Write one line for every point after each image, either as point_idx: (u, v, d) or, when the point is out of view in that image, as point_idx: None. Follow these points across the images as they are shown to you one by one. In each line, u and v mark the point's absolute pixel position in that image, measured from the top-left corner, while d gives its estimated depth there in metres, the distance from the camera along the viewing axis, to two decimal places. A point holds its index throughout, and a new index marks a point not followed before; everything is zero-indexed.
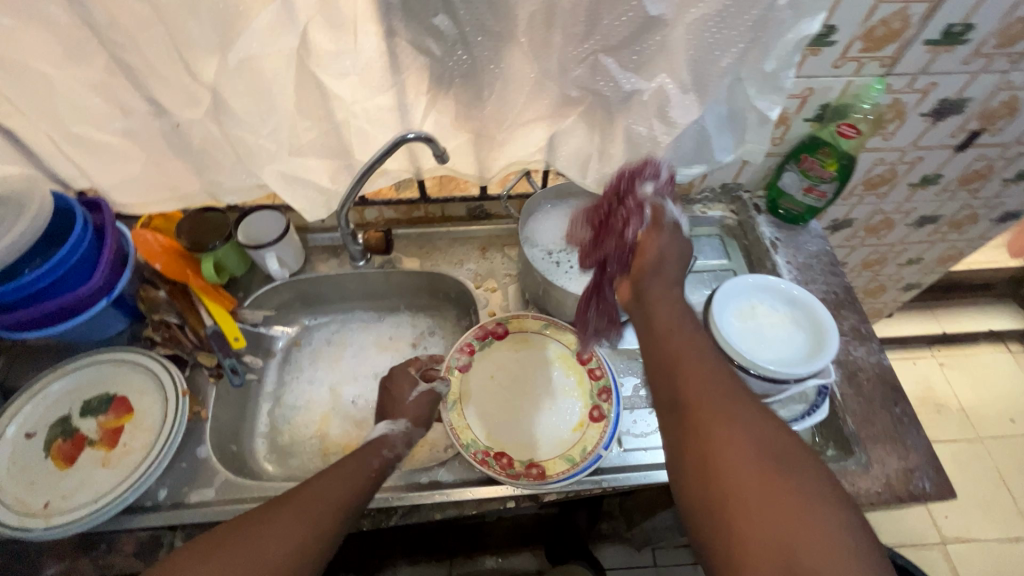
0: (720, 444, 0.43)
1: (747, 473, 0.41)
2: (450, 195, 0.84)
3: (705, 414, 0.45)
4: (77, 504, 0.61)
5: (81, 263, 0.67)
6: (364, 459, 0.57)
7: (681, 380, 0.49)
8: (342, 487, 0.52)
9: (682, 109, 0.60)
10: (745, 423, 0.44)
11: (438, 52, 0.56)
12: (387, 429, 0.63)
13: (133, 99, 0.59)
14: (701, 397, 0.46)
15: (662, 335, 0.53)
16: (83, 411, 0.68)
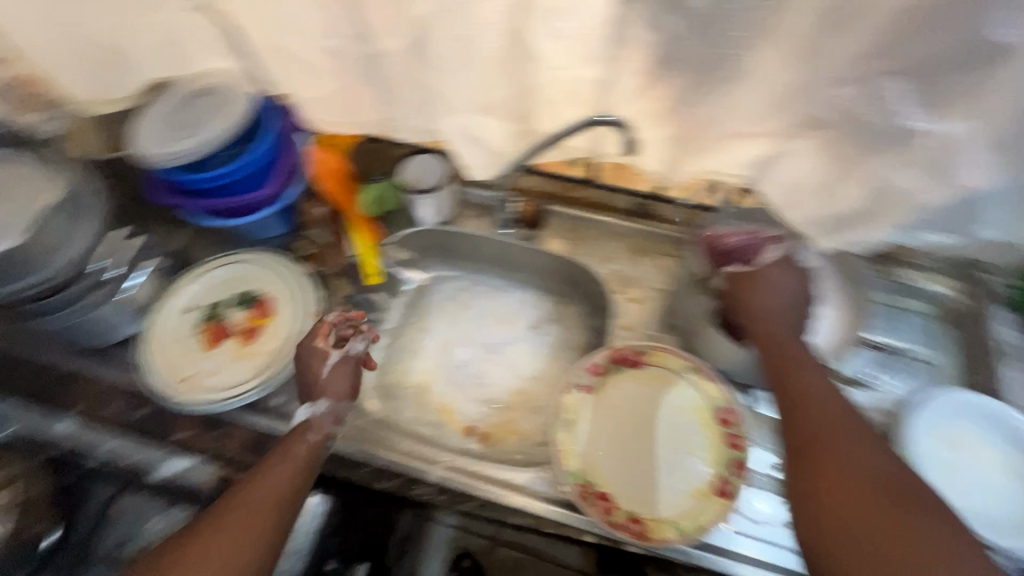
0: (834, 451, 0.47)
1: (857, 476, 0.46)
2: (617, 185, 0.76)
3: (822, 428, 0.49)
4: (211, 388, 0.67)
5: (261, 169, 0.70)
6: (299, 447, 0.57)
7: (805, 416, 0.51)
8: (279, 486, 0.53)
9: (969, 167, 0.48)
10: (859, 437, 0.48)
11: (677, 31, 0.46)
12: (308, 413, 0.60)
13: (343, 22, 0.58)
14: (818, 416, 0.50)
15: (785, 367, 0.55)
16: (233, 301, 0.74)
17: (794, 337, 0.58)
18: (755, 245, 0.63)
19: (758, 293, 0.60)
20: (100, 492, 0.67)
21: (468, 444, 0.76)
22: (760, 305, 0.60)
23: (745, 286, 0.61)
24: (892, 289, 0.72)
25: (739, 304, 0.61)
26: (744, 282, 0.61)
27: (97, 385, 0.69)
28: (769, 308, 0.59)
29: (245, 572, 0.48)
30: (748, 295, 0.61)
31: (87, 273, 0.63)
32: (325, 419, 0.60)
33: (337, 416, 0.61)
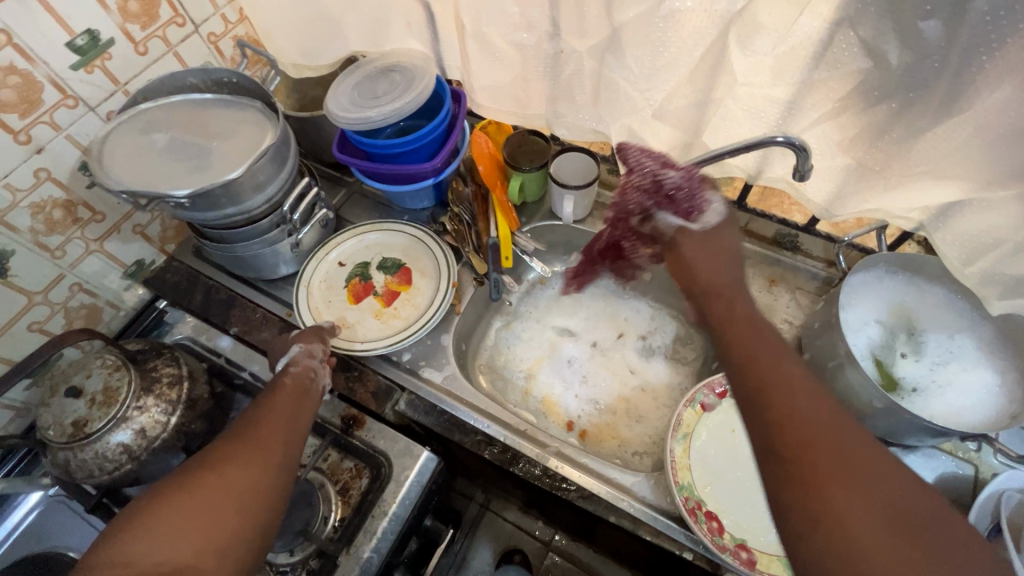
0: (796, 409, 0.40)
1: (817, 436, 0.38)
2: (767, 212, 0.76)
3: (776, 383, 0.41)
4: (353, 337, 0.74)
5: (429, 144, 0.76)
6: (297, 384, 0.58)
7: (757, 365, 0.43)
8: (291, 412, 0.54)
9: None
10: (816, 404, 0.40)
11: (893, 60, 0.46)
12: (290, 356, 0.63)
13: (542, 18, 0.61)
14: (773, 372, 0.42)
15: (732, 309, 0.48)
16: (378, 265, 0.81)
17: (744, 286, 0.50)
18: (695, 196, 0.54)
19: (705, 249, 0.52)
20: (245, 406, 0.74)
21: (567, 437, 0.78)
22: (708, 269, 0.51)
23: (687, 248, 0.53)
24: None
25: (678, 266, 0.53)
26: (684, 243, 0.53)
27: (256, 311, 0.78)
28: (719, 270, 0.51)
29: (268, 480, 0.47)
30: (702, 258, 0.52)
31: (281, 212, 0.71)
32: (304, 356, 0.63)
33: (317, 359, 0.63)
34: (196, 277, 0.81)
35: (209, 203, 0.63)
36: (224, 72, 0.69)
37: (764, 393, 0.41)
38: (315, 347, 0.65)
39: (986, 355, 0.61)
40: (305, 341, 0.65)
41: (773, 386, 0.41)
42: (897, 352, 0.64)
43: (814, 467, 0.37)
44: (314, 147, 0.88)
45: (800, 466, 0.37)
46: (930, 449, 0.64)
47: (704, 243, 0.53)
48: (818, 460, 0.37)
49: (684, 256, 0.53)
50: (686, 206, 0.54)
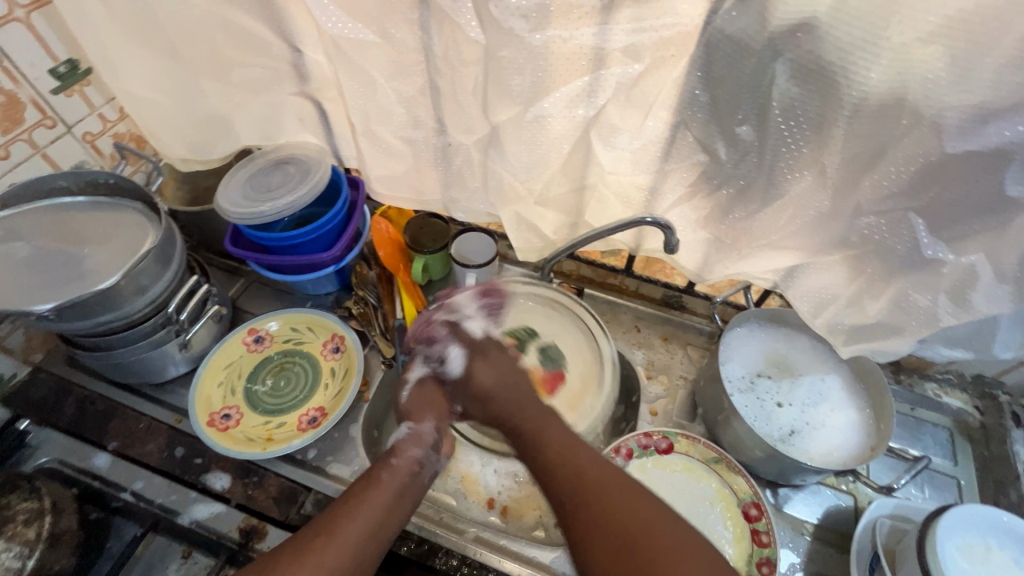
0: (561, 446, 0.54)
1: (593, 473, 0.51)
2: (651, 277, 0.82)
3: (524, 423, 0.58)
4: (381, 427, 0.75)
5: (328, 233, 0.77)
6: (399, 475, 0.56)
7: (526, 432, 0.57)
8: (390, 511, 0.53)
9: (987, 297, 0.50)
10: (584, 452, 0.53)
11: (724, 156, 0.53)
12: (404, 430, 0.60)
13: (427, 116, 0.66)
14: (527, 419, 0.58)
15: (523, 407, 0.59)
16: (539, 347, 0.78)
17: (531, 401, 0.60)
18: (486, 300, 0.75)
19: (486, 363, 0.64)
20: (125, 531, 0.66)
21: (488, 516, 0.72)
22: (490, 400, 0.61)
23: (480, 376, 0.63)
24: (911, 398, 0.76)
25: (478, 400, 0.62)
26: (476, 374, 0.63)
27: (140, 421, 0.71)
28: (503, 394, 0.61)
29: None
30: (495, 395, 0.61)
31: (166, 312, 0.66)
32: (412, 442, 0.60)
33: (425, 446, 0.60)
34: (69, 387, 0.73)
35: (82, 312, 0.59)
36: (99, 173, 0.67)
37: (533, 443, 0.56)
38: (426, 428, 0.61)
39: (849, 396, 0.69)
40: (415, 418, 0.62)
41: (552, 470, 0.53)
42: (771, 402, 0.69)
43: (589, 516, 0.48)
44: (206, 239, 0.85)
45: (585, 514, 0.49)
46: (815, 485, 0.70)
47: (474, 382, 0.63)
48: (586, 500, 0.49)
49: (479, 389, 0.62)
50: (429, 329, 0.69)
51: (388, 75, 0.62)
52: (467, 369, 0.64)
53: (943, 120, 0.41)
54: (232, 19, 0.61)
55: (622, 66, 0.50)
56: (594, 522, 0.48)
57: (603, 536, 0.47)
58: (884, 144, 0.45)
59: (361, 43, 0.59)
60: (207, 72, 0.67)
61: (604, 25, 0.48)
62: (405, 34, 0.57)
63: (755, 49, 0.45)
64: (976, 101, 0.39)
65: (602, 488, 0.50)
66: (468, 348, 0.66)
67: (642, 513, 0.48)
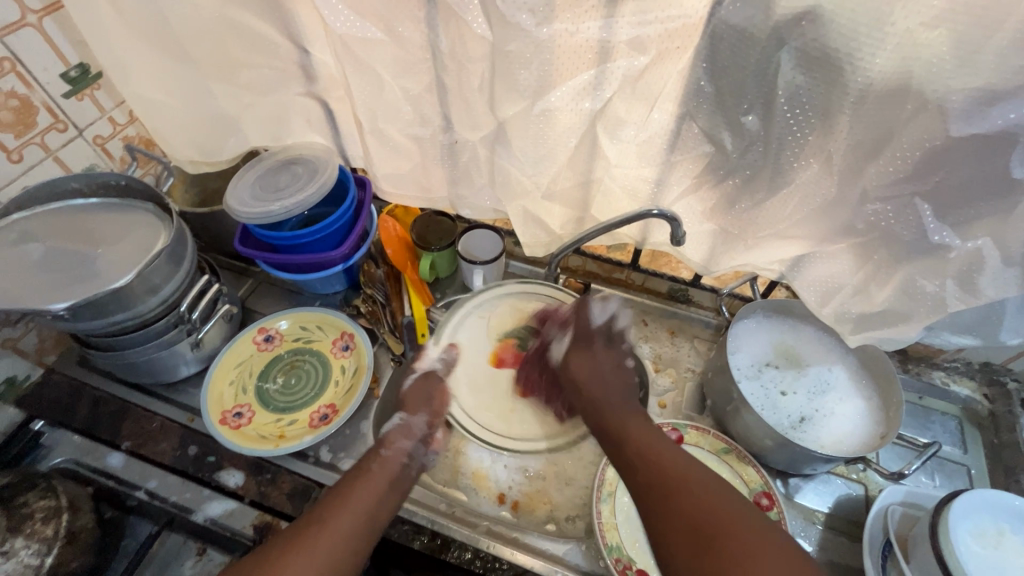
0: (660, 448, 0.57)
1: (689, 472, 0.53)
2: (657, 270, 0.83)
3: (630, 432, 0.60)
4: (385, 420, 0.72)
5: (336, 232, 0.77)
6: (389, 466, 0.61)
7: (626, 435, 0.60)
8: (382, 496, 0.58)
9: (994, 282, 0.51)
10: (677, 454, 0.56)
11: (730, 147, 0.54)
12: (397, 422, 0.66)
13: (433, 114, 0.66)
14: (629, 428, 0.61)
15: (629, 421, 0.62)
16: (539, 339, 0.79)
17: (624, 403, 0.65)
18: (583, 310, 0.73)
19: (588, 368, 0.69)
20: (141, 530, 0.69)
21: (499, 512, 0.72)
22: (591, 387, 0.67)
23: (576, 368, 0.69)
24: (918, 387, 0.76)
25: (584, 394, 0.67)
26: (572, 366, 0.70)
27: (153, 421, 0.71)
28: (602, 390, 0.66)
29: None
30: (595, 389, 0.66)
31: (178, 312, 0.67)
32: (403, 434, 0.65)
33: (414, 438, 0.65)
34: (82, 389, 0.74)
35: (96, 311, 0.59)
36: (112, 176, 0.68)
37: (630, 449, 0.58)
38: (417, 421, 0.67)
39: (856, 385, 0.70)
40: (408, 410, 0.68)
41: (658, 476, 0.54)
42: (777, 391, 0.69)
43: (676, 510, 0.50)
44: (215, 240, 0.86)
45: (673, 513, 0.50)
46: (825, 475, 0.70)
47: (567, 371, 0.70)
48: (678, 496, 0.51)
49: (571, 375, 0.69)
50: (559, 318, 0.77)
51: (395, 73, 0.63)
52: (566, 357, 0.71)
53: (948, 104, 0.41)
54: (240, 20, 0.62)
55: (628, 59, 0.51)
56: (678, 516, 0.49)
57: (690, 534, 0.48)
58: (889, 130, 0.45)
59: (368, 42, 0.59)
60: (216, 74, 0.68)
61: (610, 17, 0.48)
62: (412, 33, 0.58)
63: (760, 38, 0.45)
64: (980, 84, 0.40)
65: (688, 483, 0.52)
66: (575, 337, 0.72)
67: (721, 510, 0.49)
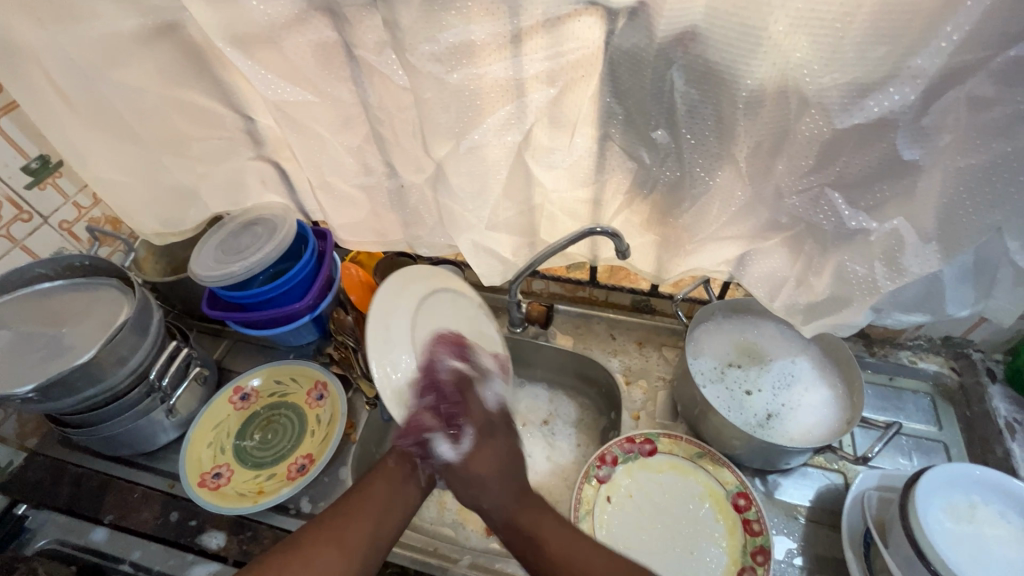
0: (545, 528, 0.55)
1: (597, 561, 0.52)
2: (617, 284, 0.84)
3: (523, 516, 0.55)
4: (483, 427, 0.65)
5: (299, 283, 0.79)
6: (394, 478, 0.58)
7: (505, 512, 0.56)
8: (386, 509, 0.57)
9: (918, 258, 0.52)
10: (589, 556, 0.53)
11: (648, 160, 0.57)
12: (451, 454, 0.57)
13: (376, 162, 0.69)
14: (508, 491, 0.57)
15: (517, 487, 0.57)
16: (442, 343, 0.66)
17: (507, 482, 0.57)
18: (449, 404, 0.59)
19: (461, 487, 0.57)
20: None
21: (489, 543, 0.73)
22: (473, 485, 0.57)
23: (472, 468, 0.57)
24: (887, 368, 0.77)
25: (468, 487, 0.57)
26: (460, 468, 0.57)
27: (134, 491, 0.72)
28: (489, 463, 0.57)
29: None
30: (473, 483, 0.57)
31: (148, 380, 0.69)
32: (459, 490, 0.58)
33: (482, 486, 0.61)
34: (64, 467, 0.75)
35: (66, 389, 0.61)
36: (76, 258, 0.70)
37: (522, 525, 0.55)
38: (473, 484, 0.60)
39: (819, 375, 0.70)
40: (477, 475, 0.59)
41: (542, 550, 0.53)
42: (743, 391, 0.70)
43: None
44: (186, 306, 0.88)
45: None
46: (803, 467, 0.70)
47: (470, 472, 0.57)
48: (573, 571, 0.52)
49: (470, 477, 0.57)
50: (447, 411, 0.59)
51: (333, 129, 0.66)
52: (468, 452, 0.57)
53: (827, 100, 0.44)
54: (182, 97, 0.66)
55: (540, 91, 0.54)
56: None
57: None
58: (783, 129, 0.48)
59: (304, 104, 0.63)
60: (167, 150, 0.72)
61: (515, 56, 0.52)
62: (342, 90, 0.62)
63: (650, 60, 0.48)
64: (849, 79, 0.43)
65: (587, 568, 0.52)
66: (471, 423, 0.58)
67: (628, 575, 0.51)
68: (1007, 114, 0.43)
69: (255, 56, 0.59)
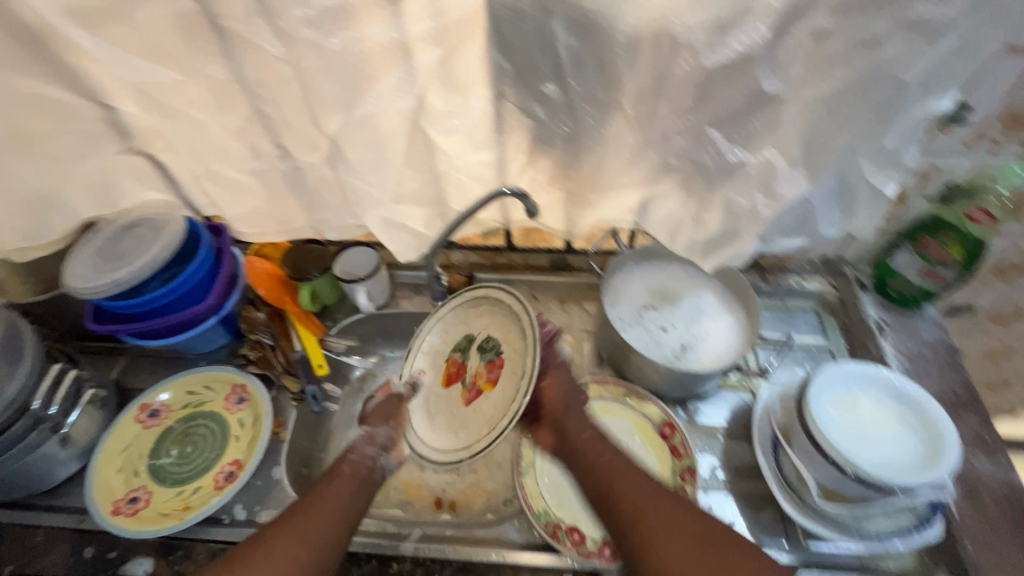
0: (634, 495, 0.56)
1: (684, 515, 0.53)
2: (534, 246, 0.86)
3: (621, 489, 0.57)
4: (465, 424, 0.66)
5: (198, 283, 0.74)
6: (357, 471, 0.63)
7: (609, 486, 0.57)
8: (347, 498, 0.59)
9: (789, 185, 0.58)
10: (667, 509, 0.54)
11: (542, 116, 0.58)
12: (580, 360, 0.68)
13: (264, 144, 0.65)
14: (610, 467, 0.59)
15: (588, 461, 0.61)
16: (478, 348, 0.69)
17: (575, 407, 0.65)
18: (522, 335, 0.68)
19: (563, 385, 0.67)
20: None
21: (440, 515, 0.73)
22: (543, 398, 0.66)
23: (552, 379, 0.67)
24: (779, 293, 0.85)
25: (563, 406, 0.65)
26: (554, 376, 0.68)
27: (37, 534, 0.65)
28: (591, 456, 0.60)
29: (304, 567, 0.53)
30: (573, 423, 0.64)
31: (32, 411, 0.63)
32: (366, 441, 0.66)
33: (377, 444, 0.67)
34: None
35: None
36: None
37: (613, 487, 0.57)
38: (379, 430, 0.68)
39: (723, 306, 0.76)
40: (370, 425, 0.69)
41: (637, 512, 0.54)
42: (659, 329, 0.74)
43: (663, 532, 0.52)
44: None
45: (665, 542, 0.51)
46: (718, 392, 0.77)
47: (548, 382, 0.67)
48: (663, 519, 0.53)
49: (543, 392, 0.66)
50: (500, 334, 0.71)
51: (209, 111, 0.61)
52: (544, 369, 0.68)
53: (694, 41, 0.47)
54: (17, 86, 0.57)
55: (427, 52, 0.53)
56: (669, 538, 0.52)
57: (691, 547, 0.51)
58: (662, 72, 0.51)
59: (170, 84, 0.58)
60: (10, 150, 0.63)
61: (396, 15, 0.50)
62: (212, 66, 0.57)
63: (530, 11, 0.49)
64: (711, 18, 0.46)
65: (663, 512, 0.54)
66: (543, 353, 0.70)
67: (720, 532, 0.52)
68: (844, 43, 0.48)
69: (102, 32, 0.53)
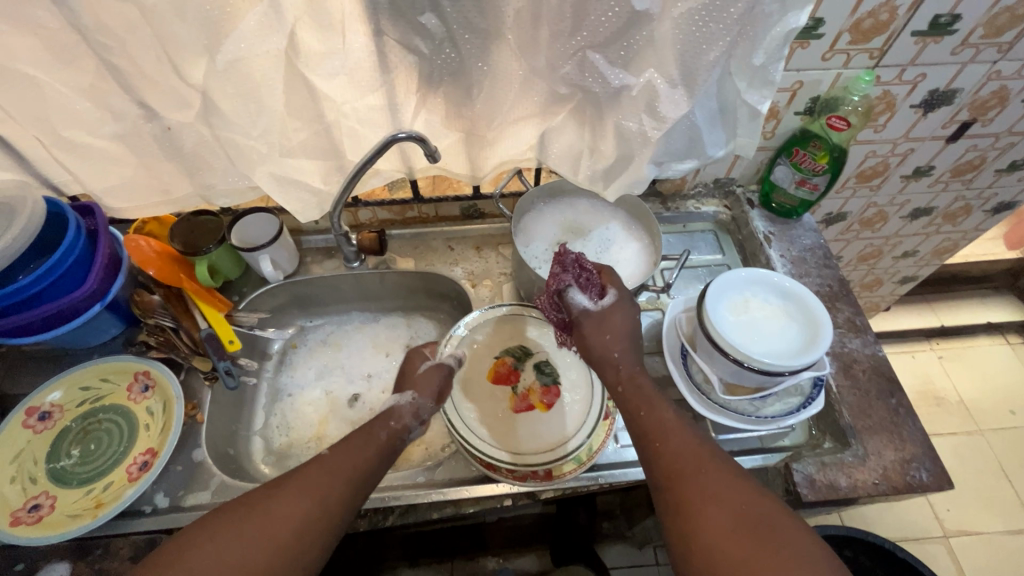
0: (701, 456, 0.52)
1: (752, 491, 0.49)
2: (442, 195, 0.84)
3: (675, 442, 0.54)
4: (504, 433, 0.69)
5: (74, 267, 0.66)
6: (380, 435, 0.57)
7: (661, 444, 0.54)
8: (361, 465, 0.53)
9: (670, 104, 0.59)
10: (730, 477, 0.50)
11: (425, 50, 0.56)
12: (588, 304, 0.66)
13: (122, 104, 0.58)
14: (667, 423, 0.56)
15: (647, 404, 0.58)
16: (536, 364, 0.76)
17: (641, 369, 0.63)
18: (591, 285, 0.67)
19: (597, 331, 0.65)
20: None
21: None
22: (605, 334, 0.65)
23: (585, 326, 0.65)
24: (679, 218, 0.91)
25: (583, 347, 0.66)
26: (583, 323, 0.66)
27: None
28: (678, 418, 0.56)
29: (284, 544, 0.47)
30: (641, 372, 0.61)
31: None
32: (409, 408, 0.63)
33: (418, 416, 0.62)
34: None
35: None
36: None
37: (664, 439, 0.54)
38: (425, 401, 0.65)
39: (629, 234, 0.80)
40: (419, 389, 0.66)
41: (689, 473, 0.51)
42: None
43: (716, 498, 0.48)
44: None
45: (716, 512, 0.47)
46: None
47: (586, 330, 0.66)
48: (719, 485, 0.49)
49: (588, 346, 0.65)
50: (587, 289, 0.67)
51: (46, 67, 0.54)
52: (603, 312, 0.65)
53: None
54: None
55: None
56: (723, 507, 0.48)
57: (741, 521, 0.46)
58: None
59: None
60: None
61: None
62: (39, 12, 0.50)
63: None
64: None
65: (729, 483, 0.49)
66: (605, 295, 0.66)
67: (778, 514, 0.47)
68: None
69: None
